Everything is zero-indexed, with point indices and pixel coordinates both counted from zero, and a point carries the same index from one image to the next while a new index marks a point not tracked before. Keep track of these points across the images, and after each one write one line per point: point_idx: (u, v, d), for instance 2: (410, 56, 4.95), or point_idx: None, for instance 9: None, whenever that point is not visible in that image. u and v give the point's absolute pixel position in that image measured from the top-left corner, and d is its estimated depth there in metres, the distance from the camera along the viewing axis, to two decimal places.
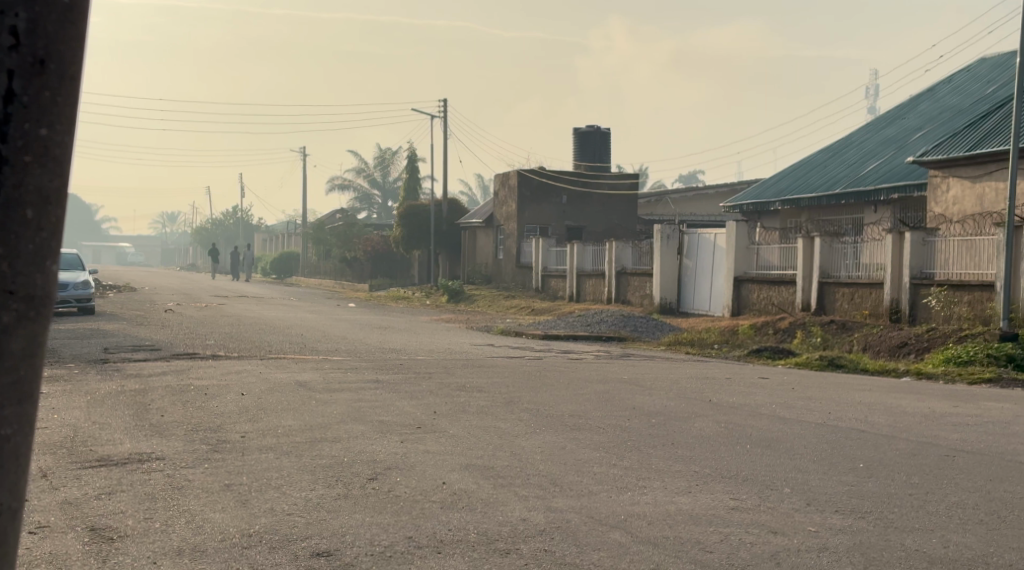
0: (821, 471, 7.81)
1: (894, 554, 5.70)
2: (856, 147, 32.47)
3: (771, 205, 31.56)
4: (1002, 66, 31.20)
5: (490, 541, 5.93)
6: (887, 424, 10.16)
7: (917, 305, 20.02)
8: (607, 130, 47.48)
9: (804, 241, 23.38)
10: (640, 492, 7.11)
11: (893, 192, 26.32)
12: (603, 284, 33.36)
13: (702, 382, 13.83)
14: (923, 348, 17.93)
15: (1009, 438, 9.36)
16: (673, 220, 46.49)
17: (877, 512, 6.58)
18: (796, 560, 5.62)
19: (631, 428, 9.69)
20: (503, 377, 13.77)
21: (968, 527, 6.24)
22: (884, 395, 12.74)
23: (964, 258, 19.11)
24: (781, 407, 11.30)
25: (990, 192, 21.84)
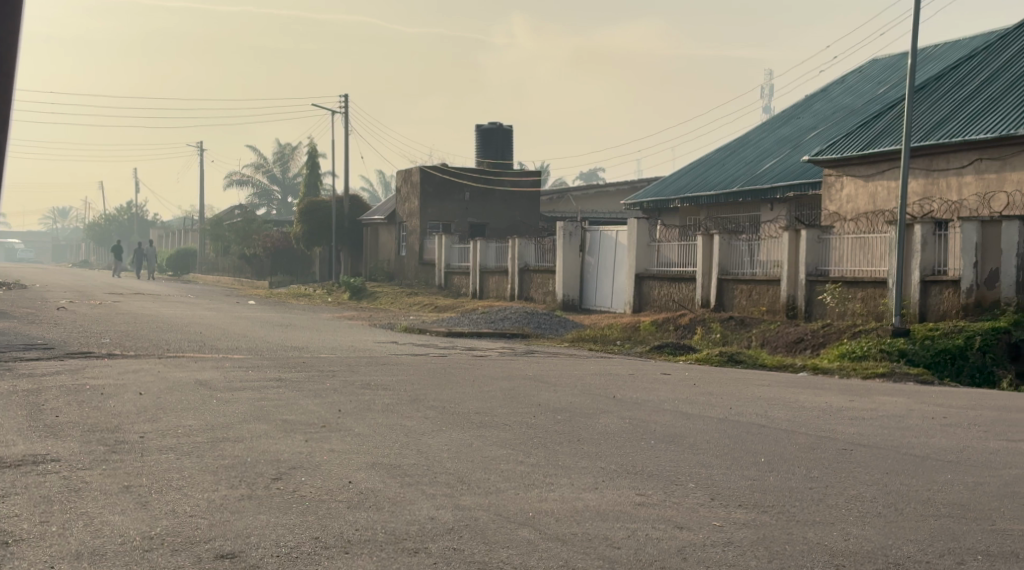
0: (723, 466, 7.94)
1: (797, 547, 5.82)
2: (752, 146, 33.13)
3: (672, 202, 32.08)
4: (892, 69, 32.29)
5: (398, 541, 5.87)
6: (787, 419, 10.39)
7: (813, 301, 20.50)
8: (510, 127, 47.55)
9: (704, 239, 23.77)
10: (547, 489, 7.14)
11: (789, 189, 26.94)
12: (506, 281, 33.45)
13: (606, 378, 13.98)
14: (819, 344, 18.36)
15: (902, 431, 9.67)
16: (575, 216, 46.86)
17: (779, 506, 6.72)
18: (702, 554, 5.70)
19: (538, 424, 9.74)
20: (407, 374, 13.69)
21: (867, 519, 6.41)
22: (783, 390, 13.02)
23: (857, 256, 19.68)
24: (682, 403, 11.46)
25: (882, 191, 22.53)
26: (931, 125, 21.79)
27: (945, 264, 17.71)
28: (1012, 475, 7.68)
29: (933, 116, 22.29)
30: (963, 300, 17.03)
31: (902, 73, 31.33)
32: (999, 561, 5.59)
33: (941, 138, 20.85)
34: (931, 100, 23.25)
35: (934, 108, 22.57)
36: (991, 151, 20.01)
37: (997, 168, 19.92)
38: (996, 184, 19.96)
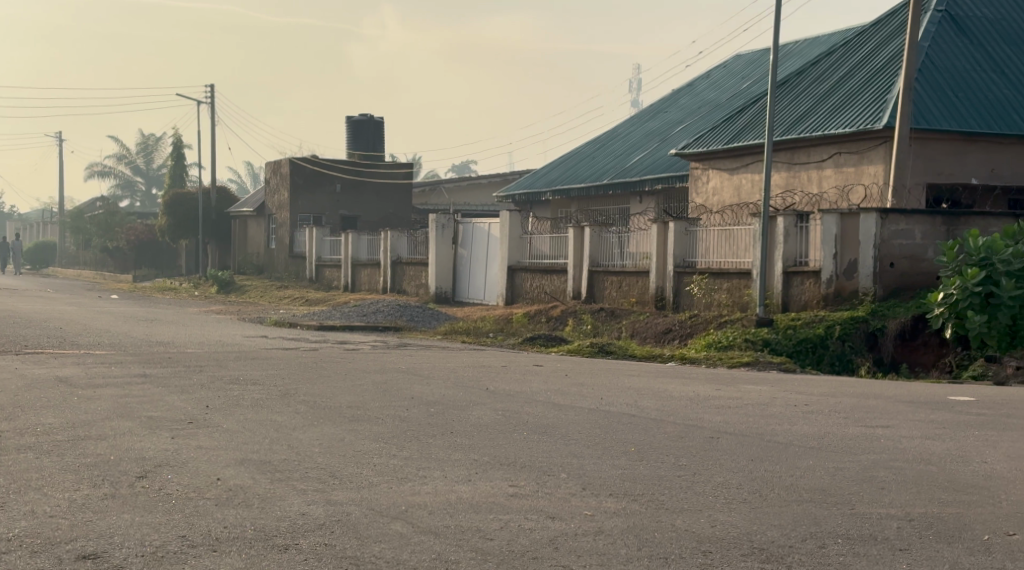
0: (594, 456, 8.02)
1: (666, 534, 5.91)
2: (621, 139, 33.63)
3: (544, 195, 32.36)
4: (755, 64, 33.25)
5: (268, 537, 5.75)
6: (656, 408, 10.57)
7: (681, 292, 20.93)
8: (381, 118, 47.21)
9: (575, 231, 24.03)
10: (420, 481, 7.09)
11: (657, 182, 27.43)
12: (378, 273, 33.19)
13: (478, 370, 14.00)
14: (686, 335, 18.76)
15: (766, 418, 9.96)
16: (448, 208, 46.84)
17: (649, 494, 6.81)
18: (573, 544, 5.74)
19: (411, 417, 9.66)
20: (278, 368, 13.43)
21: (732, 505, 6.56)
22: (653, 379, 13.25)
23: (723, 248, 20.13)
24: (554, 393, 11.57)
25: (746, 184, 23.14)
26: (792, 120, 22.51)
27: (806, 255, 18.31)
28: (870, 460, 7.96)
29: (794, 112, 23.00)
30: (824, 290, 17.62)
31: (765, 69, 32.22)
32: (858, 544, 5.78)
33: (802, 133, 21.54)
34: (792, 96, 23.98)
35: (795, 104, 23.33)
36: (849, 145, 20.76)
37: (855, 162, 20.66)
38: (853, 177, 20.75)
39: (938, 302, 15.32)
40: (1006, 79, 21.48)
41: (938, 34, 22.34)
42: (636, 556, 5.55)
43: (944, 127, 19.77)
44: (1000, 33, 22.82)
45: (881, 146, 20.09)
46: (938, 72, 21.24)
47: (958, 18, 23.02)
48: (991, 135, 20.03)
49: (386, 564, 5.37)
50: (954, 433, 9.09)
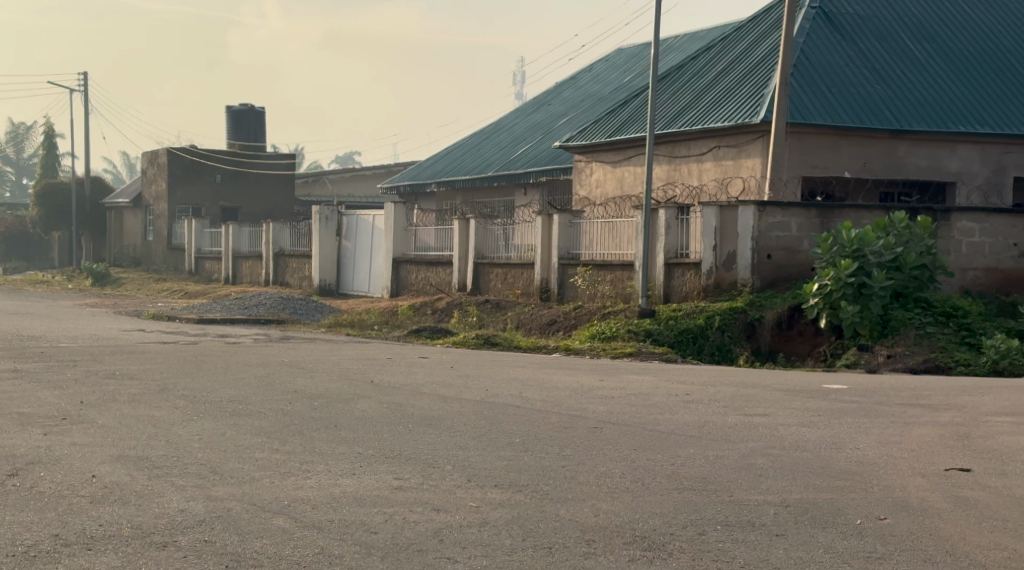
0: (479, 447, 8.00)
1: (550, 524, 5.93)
2: (506, 131, 33.72)
3: (429, 186, 32.23)
4: (637, 58, 33.70)
5: (145, 534, 5.57)
6: (541, 398, 10.63)
7: (565, 284, 21.10)
8: (262, 108, 46.39)
9: (460, 223, 24.02)
10: (303, 476, 6.96)
11: (541, 174, 27.60)
12: (260, 265, 32.59)
13: (363, 362, 13.86)
14: (571, 326, 18.91)
15: (648, 407, 10.11)
16: (331, 200, 46.29)
17: (533, 484, 6.83)
18: (459, 535, 5.70)
19: (293, 411, 9.48)
20: (155, 363, 13.04)
21: (615, 494, 6.61)
22: (538, 370, 13.34)
23: (606, 241, 20.33)
24: (439, 385, 11.53)
25: (628, 177, 23.44)
26: (673, 114, 22.91)
27: (687, 247, 18.66)
28: (748, 447, 8.14)
29: (674, 106, 23.39)
30: (704, 282, 17.98)
31: (647, 62, 32.67)
32: (737, 531, 5.89)
33: (682, 126, 21.94)
34: (672, 90, 24.40)
35: (676, 98, 23.74)
36: (728, 139, 21.22)
37: (733, 155, 21.14)
38: (732, 171, 21.22)
39: (814, 293, 15.72)
40: (877, 74, 22.21)
41: (811, 31, 23.00)
42: (521, 547, 5.54)
43: (817, 122, 20.38)
44: (871, 29, 23.59)
45: (757, 141, 20.58)
46: (812, 68, 21.88)
47: (831, 14, 23.73)
48: (862, 129, 20.68)
49: (268, 559, 5.25)
50: (828, 421, 9.37)
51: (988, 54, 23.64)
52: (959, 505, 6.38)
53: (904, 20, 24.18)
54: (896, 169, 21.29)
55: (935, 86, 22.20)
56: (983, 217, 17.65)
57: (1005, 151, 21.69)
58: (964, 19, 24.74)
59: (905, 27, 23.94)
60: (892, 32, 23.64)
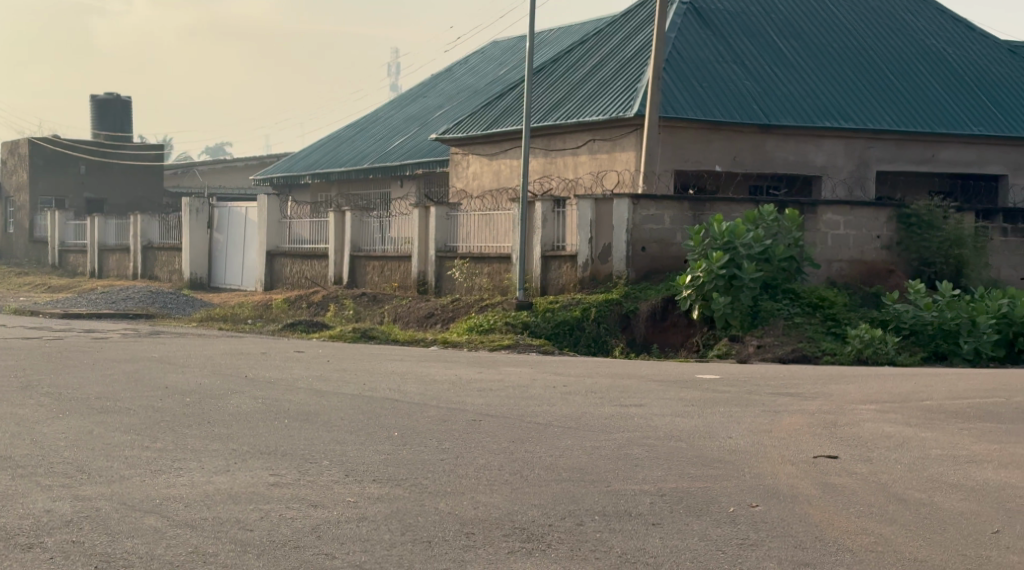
0: (356, 442, 7.88)
1: (429, 518, 5.87)
2: (381, 123, 33.44)
3: (303, 178, 31.72)
4: (512, 51, 33.81)
5: (8, 536, 5.30)
6: (420, 392, 10.54)
7: (442, 276, 21.04)
8: (129, 98, 44.95)
9: (336, 216, 23.70)
10: (175, 474, 6.73)
11: (417, 167, 27.46)
12: (128, 259, 31.55)
13: (238, 357, 13.53)
14: (448, 319, 18.85)
15: (527, 399, 10.14)
16: (201, 192, 45.17)
17: (411, 478, 6.76)
18: (337, 531, 5.59)
19: (165, 408, 9.19)
20: (17, 360, 12.47)
21: (494, 487, 6.59)
22: (417, 363, 13.25)
23: (483, 233, 20.32)
24: (317, 379, 11.34)
25: (505, 169, 23.49)
26: (548, 106, 23.05)
27: (563, 240, 18.79)
28: (624, 438, 8.23)
29: (550, 98, 23.55)
30: (580, 274, 18.14)
31: (522, 56, 32.80)
32: (615, 521, 5.94)
33: (558, 120, 22.09)
34: (548, 83, 24.55)
35: (551, 91, 23.89)
36: (602, 132, 21.46)
37: (608, 149, 21.39)
38: (606, 163, 21.48)
39: (686, 284, 15.98)
40: (745, 69, 22.77)
41: (682, 26, 23.45)
42: (400, 541, 5.47)
43: (689, 116, 20.78)
44: (739, 25, 24.19)
45: (631, 134, 20.87)
46: (683, 63, 22.29)
47: (701, 10, 24.24)
48: (733, 123, 21.17)
49: (140, 559, 5.05)
50: (701, 410, 9.55)
51: (850, 50, 24.47)
52: (828, 491, 6.57)
53: (771, 16, 24.85)
54: (765, 162, 21.85)
55: (802, 81, 22.87)
56: (846, 210, 18.28)
57: (867, 146, 22.47)
58: (827, 15, 25.56)
59: (771, 23, 24.61)
60: (760, 28, 24.29)
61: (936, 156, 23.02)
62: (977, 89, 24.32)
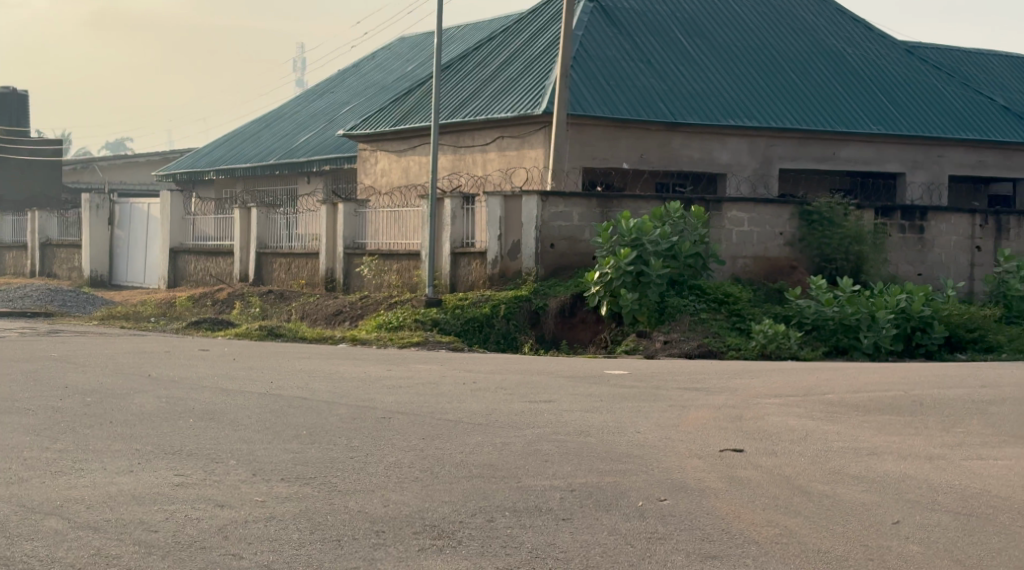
0: (263, 441, 7.75)
1: (339, 517, 5.80)
2: (287, 118, 32.99)
3: (207, 174, 31.13)
4: (419, 47, 33.66)
5: None
6: (328, 390, 10.42)
7: (351, 273, 20.86)
8: (24, 90, 43.57)
9: (242, 212, 23.31)
10: (76, 475, 6.54)
11: (325, 163, 27.18)
12: (24, 256, 30.57)
13: (141, 356, 13.21)
14: (357, 316, 18.69)
15: (437, 396, 10.11)
16: (101, 188, 44.02)
17: (321, 477, 6.67)
18: (244, 531, 5.49)
19: (64, 408, 8.92)
20: None
21: (405, 484, 6.55)
22: (325, 361, 13.10)
23: (391, 230, 20.18)
24: (223, 378, 11.14)
25: (413, 166, 23.38)
26: (457, 103, 23.00)
27: (472, 237, 18.77)
28: (534, 434, 8.25)
29: (458, 95, 23.50)
30: (489, 271, 18.15)
31: (430, 52, 32.64)
32: (525, 516, 5.95)
33: (467, 116, 22.05)
34: (456, 79, 24.50)
35: (459, 87, 23.85)
36: (511, 128, 21.50)
37: (517, 145, 21.44)
38: (515, 160, 21.53)
39: (594, 281, 16.10)
40: (652, 68, 23.02)
41: (590, 24, 23.61)
42: (310, 540, 5.40)
43: (597, 114, 20.94)
44: (645, 23, 24.45)
45: (540, 131, 20.94)
46: (590, 61, 22.43)
47: (608, 9, 24.43)
48: (639, 121, 21.39)
49: (39, 563, 4.89)
50: (610, 406, 9.63)
51: (753, 49, 24.91)
52: (734, 484, 6.67)
53: (676, 15, 25.17)
54: (671, 160, 22.13)
55: (706, 80, 23.21)
56: (750, 207, 18.62)
57: (771, 144, 22.91)
58: (731, 15, 25.99)
59: (676, 22, 24.93)
60: (665, 27, 24.57)
61: (837, 154, 23.56)
62: (875, 88, 24.98)
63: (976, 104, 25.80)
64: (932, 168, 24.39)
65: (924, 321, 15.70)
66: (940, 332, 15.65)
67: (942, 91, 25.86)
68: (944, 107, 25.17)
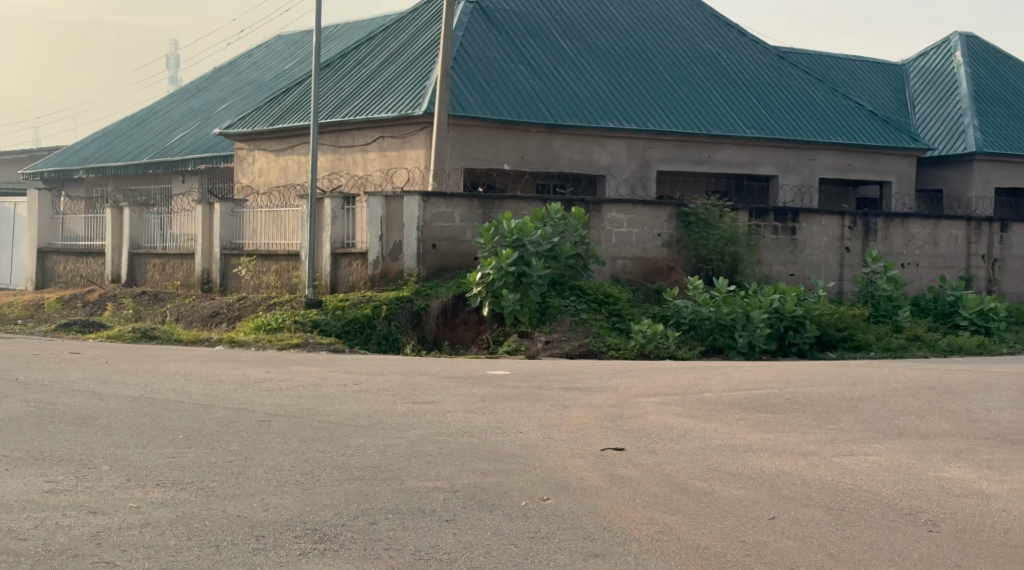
0: (138, 445, 7.53)
1: (217, 522, 5.67)
2: (160, 116, 32.14)
3: (75, 173, 30.09)
4: (297, 45, 33.21)
5: None
6: (205, 393, 10.19)
7: (228, 274, 20.44)
8: None
9: (113, 211, 22.62)
10: None
11: (200, 162, 26.58)
12: None
13: (7, 359, 12.68)
14: (234, 318, 18.32)
15: (318, 399, 9.99)
16: None
17: (199, 482, 6.52)
18: (118, 538, 5.33)
19: None
20: None
21: (285, 488, 6.45)
22: (202, 363, 12.80)
23: (269, 230, 19.83)
24: (93, 381, 10.78)
25: (292, 165, 23.05)
26: (337, 102, 22.76)
27: (352, 237, 18.59)
28: (417, 435, 8.22)
29: (337, 94, 23.26)
30: (370, 272, 18.01)
31: (307, 50, 32.23)
32: (408, 518, 5.92)
33: (347, 115, 21.83)
34: (335, 78, 24.23)
35: (339, 86, 23.60)
36: (391, 129, 21.38)
37: (398, 146, 21.33)
38: (396, 160, 21.42)
39: (476, 282, 16.12)
40: (532, 70, 23.18)
41: (470, 24, 23.64)
42: (187, 546, 5.27)
43: (478, 114, 20.99)
44: (526, 25, 24.60)
45: (421, 131, 20.87)
46: (471, 62, 22.47)
47: (488, 9, 24.50)
48: (519, 122, 21.52)
49: None
50: (493, 406, 9.67)
51: (630, 53, 25.31)
52: (616, 482, 6.78)
53: (556, 18, 25.40)
54: (551, 161, 22.32)
55: (585, 83, 23.49)
56: (629, 208, 18.95)
57: (648, 146, 23.30)
58: (609, 18, 26.36)
59: (556, 24, 25.15)
60: (545, 29, 24.77)
61: (712, 157, 24.11)
62: (748, 93, 25.67)
63: (844, 109, 26.72)
64: (803, 171, 25.18)
65: (797, 321, 16.19)
66: (812, 331, 16.16)
67: (811, 96, 26.72)
68: (814, 112, 26.00)
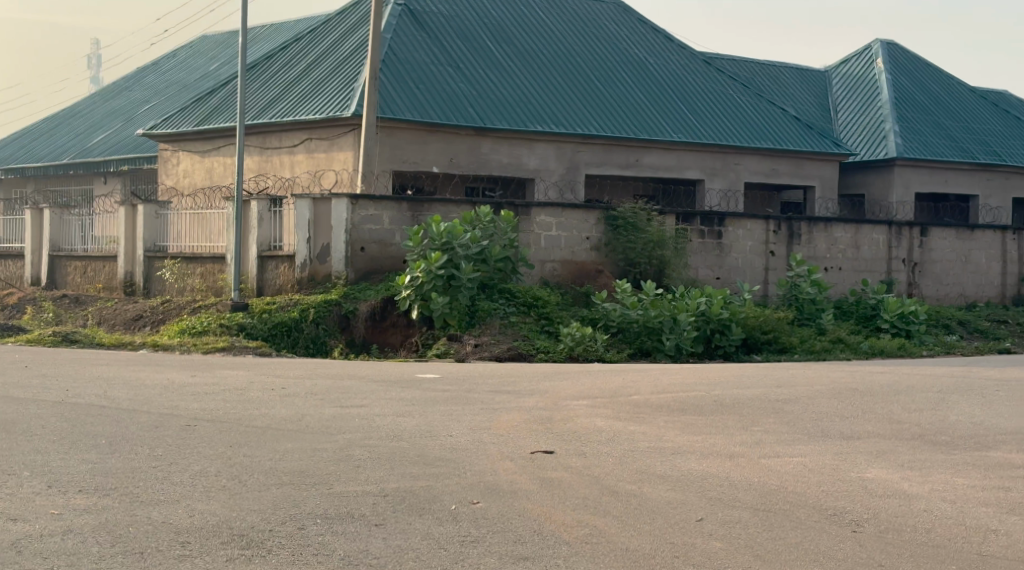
0: (60, 451, 7.36)
1: (141, 529, 5.57)
2: (81, 116, 31.48)
3: None
4: (222, 45, 32.77)
5: None
6: (129, 397, 10.01)
7: (151, 277, 20.09)
8: None
9: (33, 213, 22.10)
10: None
11: (123, 163, 26.10)
12: None
13: None
14: (158, 321, 18.02)
15: (245, 403, 9.87)
16: None
17: (122, 488, 6.40)
18: (39, 546, 5.21)
19: None
20: None
21: (211, 494, 6.36)
22: (125, 367, 12.57)
23: (194, 232, 19.53)
24: (12, 386, 10.52)
25: (218, 167, 22.73)
26: (263, 103, 22.51)
27: (279, 240, 18.40)
28: (346, 439, 8.16)
29: (264, 95, 23.00)
30: (297, 275, 17.84)
31: (233, 51, 31.81)
32: (337, 523, 5.88)
33: (274, 117, 21.61)
34: (262, 79, 23.96)
35: (266, 87, 23.34)
36: (319, 130, 21.21)
37: (326, 148, 21.17)
38: (324, 162, 21.25)
39: (405, 285, 16.05)
40: (460, 72, 23.17)
41: (398, 26, 23.55)
42: (111, 553, 5.17)
43: (407, 117, 20.94)
44: (454, 28, 24.58)
45: (349, 133, 20.73)
46: (400, 64, 22.38)
47: (416, 12, 24.43)
48: (448, 125, 21.50)
49: None
50: (423, 409, 9.64)
51: (558, 57, 25.43)
52: (545, 484, 6.81)
53: (484, 21, 25.43)
54: (480, 164, 22.34)
55: (514, 86, 23.55)
56: (557, 212, 19.04)
57: (577, 150, 23.43)
58: (537, 22, 26.46)
59: (484, 27, 25.17)
60: (473, 32, 24.77)
61: (639, 161, 24.34)
62: (675, 98, 25.96)
63: (768, 115, 27.17)
64: (728, 176, 25.56)
65: (723, 324, 16.42)
66: (738, 334, 16.39)
67: (736, 101, 27.12)
68: (738, 117, 26.39)
